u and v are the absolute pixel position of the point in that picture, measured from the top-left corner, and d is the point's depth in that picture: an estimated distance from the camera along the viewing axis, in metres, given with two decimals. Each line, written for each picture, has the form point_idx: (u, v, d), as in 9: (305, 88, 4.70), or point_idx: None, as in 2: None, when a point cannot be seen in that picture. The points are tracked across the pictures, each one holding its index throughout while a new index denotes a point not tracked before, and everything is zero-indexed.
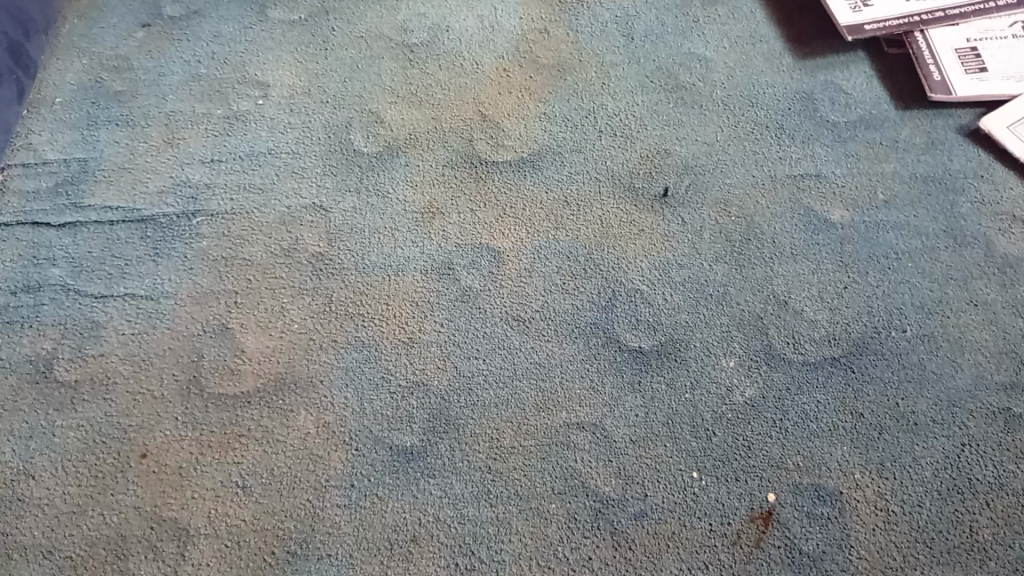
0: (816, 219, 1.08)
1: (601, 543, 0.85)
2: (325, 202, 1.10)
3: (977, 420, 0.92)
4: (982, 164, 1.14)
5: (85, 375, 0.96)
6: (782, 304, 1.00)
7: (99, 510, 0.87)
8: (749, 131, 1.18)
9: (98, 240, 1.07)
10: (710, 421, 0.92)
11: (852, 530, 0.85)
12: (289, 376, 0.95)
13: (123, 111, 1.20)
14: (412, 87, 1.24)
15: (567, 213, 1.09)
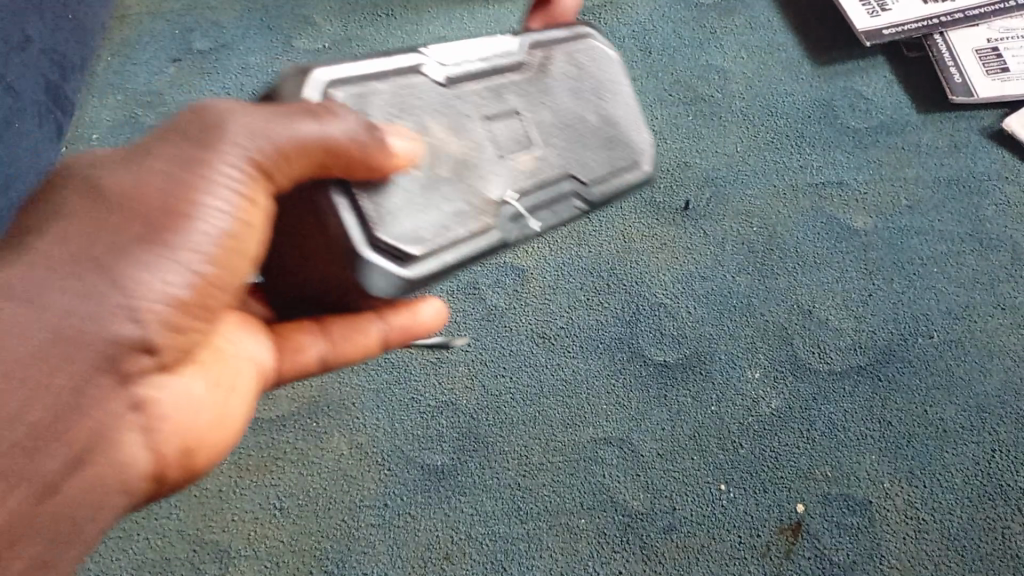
0: (838, 226, 1.08)
1: (631, 557, 0.86)
2: None
3: (1007, 425, 0.92)
4: (1007, 166, 1.14)
5: None
6: (806, 314, 1.00)
7: (144, 534, 0.90)
8: (769, 141, 1.18)
9: None
10: (737, 433, 0.92)
11: (883, 539, 0.86)
12: (323, 399, 0.96)
13: None
14: None
15: (589, 229, 1.08)
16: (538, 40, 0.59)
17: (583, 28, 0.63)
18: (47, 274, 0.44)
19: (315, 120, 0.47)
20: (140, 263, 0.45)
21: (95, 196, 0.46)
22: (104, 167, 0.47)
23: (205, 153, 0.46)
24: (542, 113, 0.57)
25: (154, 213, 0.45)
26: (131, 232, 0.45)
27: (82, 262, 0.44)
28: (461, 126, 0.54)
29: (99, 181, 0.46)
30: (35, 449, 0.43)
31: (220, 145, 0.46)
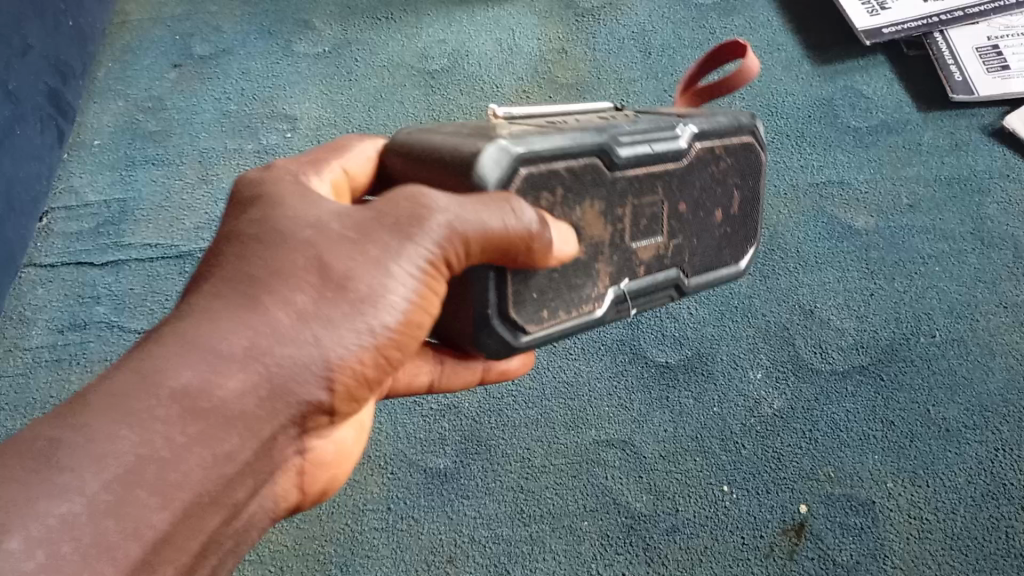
0: (839, 226, 1.08)
1: (634, 559, 0.86)
2: None
3: (1011, 424, 0.91)
4: (1009, 164, 1.13)
5: None
6: (808, 314, 1.00)
7: None
8: (769, 141, 1.18)
9: (139, 277, 1.12)
10: (739, 433, 0.92)
11: (887, 540, 0.85)
12: None
13: (158, 150, 1.25)
14: (435, 113, 1.27)
15: None
16: (708, 132, 0.60)
17: (749, 127, 0.63)
18: (258, 338, 0.44)
19: (499, 207, 0.47)
20: (340, 335, 0.45)
21: (301, 263, 0.47)
22: (305, 235, 0.48)
23: (406, 226, 0.47)
24: (681, 206, 0.58)
25: (357, 282, 0.46)
26: (336, 305, 0.46)
27: (288, 329, 0.45)
28: (616, 211, 0.55)
29: (303, 249, 0.47)
30: (234, 487, 0.44)
31: (420, 220, 0.47)
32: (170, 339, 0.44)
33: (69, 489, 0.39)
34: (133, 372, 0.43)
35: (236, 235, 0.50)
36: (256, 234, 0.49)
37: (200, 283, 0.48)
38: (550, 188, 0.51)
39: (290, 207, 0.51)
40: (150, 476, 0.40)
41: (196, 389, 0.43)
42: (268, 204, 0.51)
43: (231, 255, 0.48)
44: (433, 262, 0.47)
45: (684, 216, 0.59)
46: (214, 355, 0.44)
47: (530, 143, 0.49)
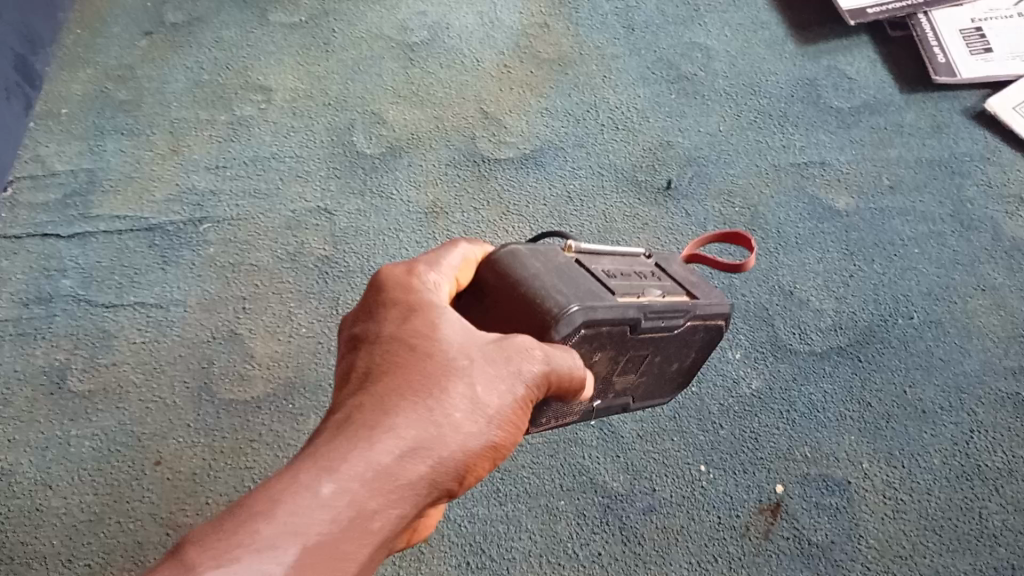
0: (820, 207, 1.08)
1: (610, 538, 0.84)
2: (330, 206, 1.12)
3: (986, 406, 0.91)
4: (989, 147, 1.13)
5: (99, 385, 0.98)
6: (787, 294, 1.00)
7: (116, 518, 0.89)
8: (752, 120, 1.17)
9: (108, 250, 1.09)
10: (717, 413, 0.91)
11: (861, 520, 0.84)
12: (299, 380, 0.98)
13: (129, 121, 1.21)
14: (414, 86, 1.24)
15: (570, 209, 1.10)
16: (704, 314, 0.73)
17: (726, 317, 0.76)
18: (435, 437, 0.50)
19: (570, 356, 0.57)
20: (481, 442, 0.52)
21: (459, 378, 0.52)
22: (459, 352, 0.53)
23: (526, 362, 0.54)
24: (660, 359, 0.76)
25: (495, 399, 0.53)
26: (482, 418, 0.52)
27: (452, 434, 0.51)
28: (616, 354, 0.68)
29: (460, 363, 0.53)
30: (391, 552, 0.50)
31: (533, 359, 0.54)
32: (367, 421, 0.49)
33: (313, 525, 0.45)
34: (348, 444, 0.48)
35: (406, 335, 0.54)
36: (423, 343, 0.54)
37: (379, 376, 0.52)
38: (592, 342, 0.63)
39: (443, 320, 0.55)
40: (356, 533, 0.46)
41: (391, 470, 0.48)
42: (421, 312, 0.55)
43: (401, 356, 0.53)
44: (539, 389, 0.55)
45: (653, 361, 0.75)
46: (402, 443, 0.49)
47: (600, 311, 0.60)
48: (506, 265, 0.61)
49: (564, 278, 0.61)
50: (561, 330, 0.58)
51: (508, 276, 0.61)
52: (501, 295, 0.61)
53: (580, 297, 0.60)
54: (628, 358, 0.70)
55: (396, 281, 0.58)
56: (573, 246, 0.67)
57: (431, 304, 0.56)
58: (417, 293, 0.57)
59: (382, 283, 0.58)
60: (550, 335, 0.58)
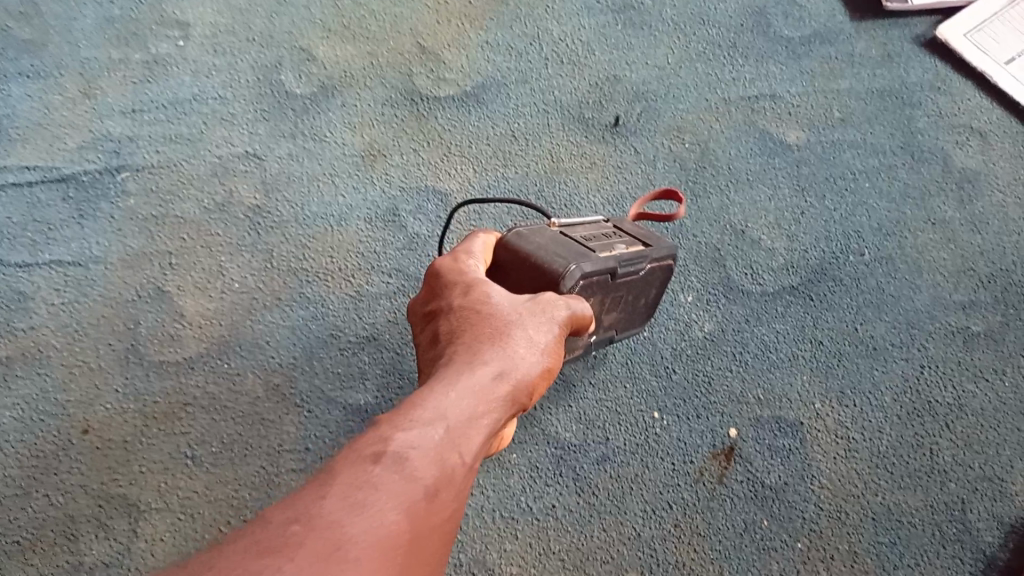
0: (771, 141, 1.05)
1: (564, 490, 0.82)
2: (259, 150, 1.05)
3: (936, 341, 0.91)
4: (939, 76, 1.11)
5: (16, 351, 0.91)
6: (739, 233, 0.97)
7: (44, 492, 0.84)
8: (701, 52, 1.13)
9: (17, 204, 1.00)
10: (670, 358, 0.89)
11: (814, 461, 0.84)
12: (234, 338, 0.92)
13: (33, 61, 1.11)
14: (345, 19, 1.16)
15: (515, 149, 1.05)
16: (661, 258, 0.76)
17: (673, 256, 0.78)
18: (513, 361, 0.57)
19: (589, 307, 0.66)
20: (543, 369, 0.60)
21: (518, 323, 0.60)
22: (509, 306, 0.61)
23: (558, 309, 0.63)
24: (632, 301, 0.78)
25: (547, 337, 0.61)
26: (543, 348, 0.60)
27: (522, 359, 0.58)
28: (601, 305, 0.74)
29: (514, 315, 0.61)
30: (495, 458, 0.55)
31: (563, 305, 0.63)
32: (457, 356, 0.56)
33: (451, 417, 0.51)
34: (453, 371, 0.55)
35: (471, 301, 0.62)
36: (481, 303, 0.61)
37: (452, 334, 0.60)
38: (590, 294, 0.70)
39: (492, 288, 0.63)
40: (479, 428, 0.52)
41: (492, 385, 0.55)
42: (473, 284, 0.63)
43: (468, 317, 0.61)
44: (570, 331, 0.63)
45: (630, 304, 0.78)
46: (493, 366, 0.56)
47: (595, 262, 0.67)
48: (511, 241, 0.69)
49: (560, 244, 0.69)
50: (567, 284, 0.66)
51: (515, 251, 0.68)
52: (512, 266, 0.68)
53: (576, 257, 0.67)
54: (609, 306, 0.75)
55: (446, 267, 0.65)
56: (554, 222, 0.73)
57: (481, 279, 0.64)
58: (466, 272, 0.65)
59: (432, 273, 0.66)
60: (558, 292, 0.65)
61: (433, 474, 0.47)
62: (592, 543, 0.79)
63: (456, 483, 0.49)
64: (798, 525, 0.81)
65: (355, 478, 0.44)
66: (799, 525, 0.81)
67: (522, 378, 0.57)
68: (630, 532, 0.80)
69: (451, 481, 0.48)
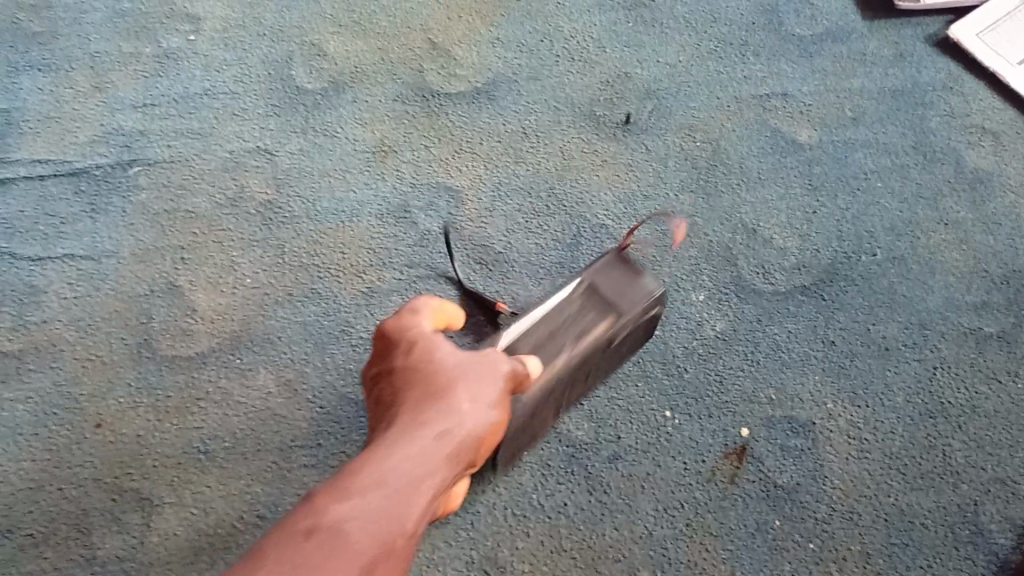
0: (783, 140, 1.05)
1: (576, 488, 0.82)
2: (270, 145, 1.05)
3: (948, 342, 0.91)
4: (952, 76, 1.11)
5: (29, 344, 0.91)
6: (750, 232, 0.98)
7: (57, 485, 0.84)
8: (713, 49, 1.13)
9: (29, 197, 1.00)
10: (682, 357, 0.89)
11: (826, 461, 0.84)
12: (246, 333, 0.93)
13: (43, 54, 1.11)
14: (355, 14, 1.16)
15: (526, 146, 1.05)
16: (638, 312, 0.78)
17: (656, 302, 0.80)
18: (453, 422, 0.59)
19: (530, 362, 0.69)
20: (488, 425, 0.62)
21: (458, 383, 0.62)
22: (450, 364, 0.63)
23: (497, 366, 0.65)
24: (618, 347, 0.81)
25: (489, 396, 0.63)
26: (485, 406, 0.62)
27: (468, 414, 0.61)
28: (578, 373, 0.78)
29: (457, 374, 0.63)
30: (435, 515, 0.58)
31: (503, 363, 0.65)
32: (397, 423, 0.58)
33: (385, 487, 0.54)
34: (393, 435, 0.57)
35: (414, 362, 0.64)
36: (427, 360, 0.64)
37: (395, 397, 0.62)
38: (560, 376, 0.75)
39: (438, 344, 0.65)
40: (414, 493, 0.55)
41: (431, 446, 0.57)
42: (417, 345, 0.65)
43: (410, 377, 0.63)
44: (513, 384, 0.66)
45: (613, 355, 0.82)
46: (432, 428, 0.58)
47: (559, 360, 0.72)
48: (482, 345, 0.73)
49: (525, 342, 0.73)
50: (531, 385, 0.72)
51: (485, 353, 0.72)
52: None
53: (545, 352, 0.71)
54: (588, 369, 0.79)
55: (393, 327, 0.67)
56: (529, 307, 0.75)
57: (427, 336, 0.66)
58: (412, 327, 0.66)
59: (380, 334, 0.67)
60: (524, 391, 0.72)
61: (365, 546, 0.50)
62: (604, 542, 0.80)
63: (389, 554, 0.51)
64: (810, 525, 0.81)
65: (288, 561, 0.47)
66: (811, 525, 0.81)
67: (464, 436, 0.59)
68: (642, 531, 0.80)
69: (385, 551, 0.51)
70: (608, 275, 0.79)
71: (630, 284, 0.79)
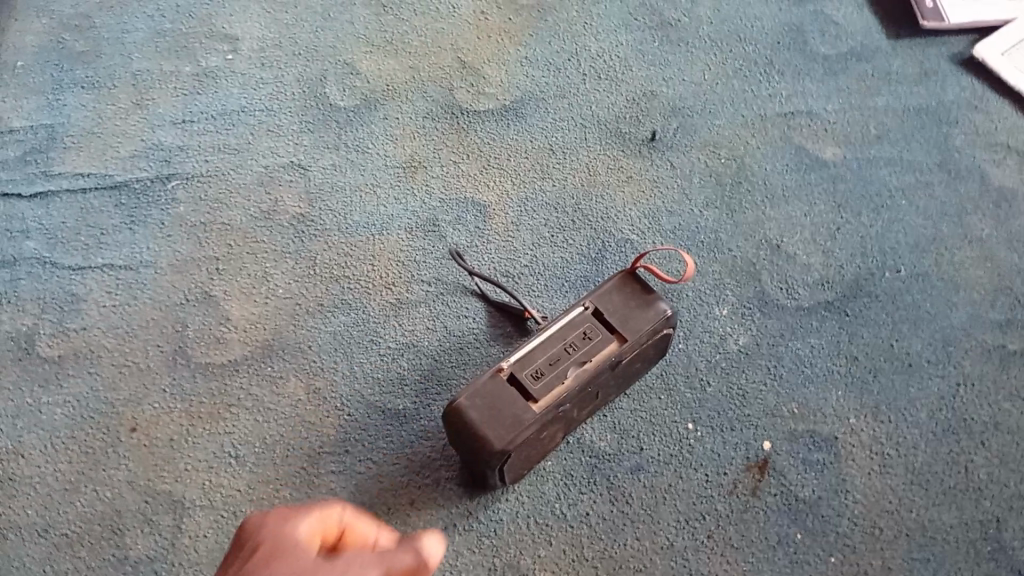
0: (807, 158, 1.06)
1: (598, 498, 0.83)
2: (303, 160, 1.08)
3: (973, 358, 0.91)
4: (977, 94, 1.11)
5: (69, 351, 0.95)
6: (774, 248, 0.98)
7: (93, 487, 0.87)
8: (737, 68, 1.14)
9: (72, 209, 1.04)
10: (704, 370, 0.90)
11: (849, 475, 0.85)
12: (278, 342, 0.95)
13: (88, 73, 1.15)
14: (387, 34, 1.19)
15: (552, 162, 1.07)
16: (644, 336, 0.79)
17: (663, 324, 0.80)
18: None
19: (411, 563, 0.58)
20: None
21: None
22: None
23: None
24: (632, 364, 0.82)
25: None
26: None
27: None
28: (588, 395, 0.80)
29: None
30: None
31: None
32: None
33: None
34: None
35: None
36: (280, 564, 0.56)
37: None
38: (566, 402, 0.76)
39: (302, 549, 0.57)
40: None
41: None
42: (271, 562, 0.56)
43: None
44: None
45: (627, 372, 0.83)
46: None
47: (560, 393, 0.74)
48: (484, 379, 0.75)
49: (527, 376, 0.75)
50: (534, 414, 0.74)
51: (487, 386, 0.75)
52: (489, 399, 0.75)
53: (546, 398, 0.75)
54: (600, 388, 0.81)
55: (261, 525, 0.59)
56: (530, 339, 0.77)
57: (288, 552, 0.56)
58: (278, 531, 0.58)
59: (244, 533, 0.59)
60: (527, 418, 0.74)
61: None
62: (625, 551, 0.81)
63: None
64: (831, 539, 0.81)
65: None
66: (832, 539, 0.81)
67: None
68: (663, 542, 0.81)
69: None
70: (620, 294, 0.80)
71: (643, 304, 0.80)
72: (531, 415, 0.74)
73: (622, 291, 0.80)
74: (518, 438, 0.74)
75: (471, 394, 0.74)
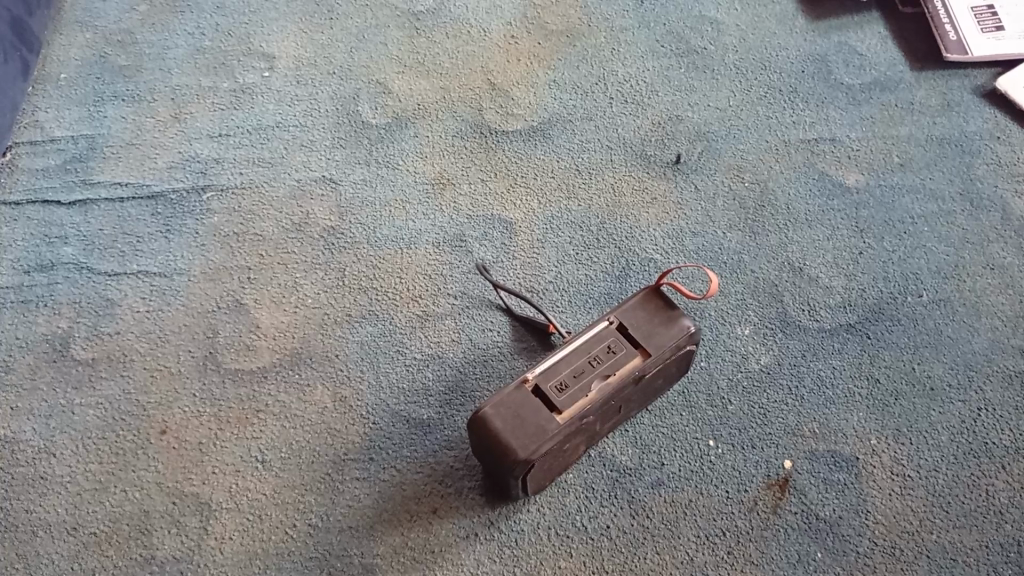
0: (830, 183, 1.07)
1: (619, 511, 0.84)
2: (335, 175, 1.11)
3: (993, 384, 0.92)
4: (999, 126, 1.12)
5: (103, 354, 0.97)
6: (796, 271, 1.00)
7: (122, 486, 0.88)
8: (762, 95, 1.16)
9: (109, 217, 1.07)
10: (726, 389, 0.91)
11: (870, 496, 0.85)
12: (306, 350, 0.97)
13: (128, 86, 1.19)
14: (419, 55, 1.23)
15: (578, 182, 1.09)
16: (666, 352, 0.80)
17: (686, 341, 0.81)
18: None
19: None
20: None
21: None
22: None
23: None
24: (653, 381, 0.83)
25: None
26: None
27: None
28: (611, 409, 0.81)
29: None
30: None
31: None
32: None
33: None
34: None
35: None
36: None
37: None
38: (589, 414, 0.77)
39: None
40: None
41: None
42: None
43: None
44: None
45: (647, 389, 0.83)
46: None
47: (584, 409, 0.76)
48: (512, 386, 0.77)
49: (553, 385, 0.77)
50: (558, 425, 0.75)
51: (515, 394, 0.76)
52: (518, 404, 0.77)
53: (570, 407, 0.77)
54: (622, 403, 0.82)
55: None
56: (559, 350, 0.79)
57: None
58: None
59: None
60: (552, 427, 0.75)
61: None
62: (645, 565, 0.82)
63: None
64: (852, 559, 0.82)
65: None
66: (853, 558, 0.82)
67: None
68: (683, 556, 0.82)
69: None
70: (645, 310, 0.81)
71: (666, 320, 0.81)
72: (554, 426, 0.75)
73: (647, 308, 0.81)
74: (542, 447, 0.75)
75: (496, 403, 0.76)
